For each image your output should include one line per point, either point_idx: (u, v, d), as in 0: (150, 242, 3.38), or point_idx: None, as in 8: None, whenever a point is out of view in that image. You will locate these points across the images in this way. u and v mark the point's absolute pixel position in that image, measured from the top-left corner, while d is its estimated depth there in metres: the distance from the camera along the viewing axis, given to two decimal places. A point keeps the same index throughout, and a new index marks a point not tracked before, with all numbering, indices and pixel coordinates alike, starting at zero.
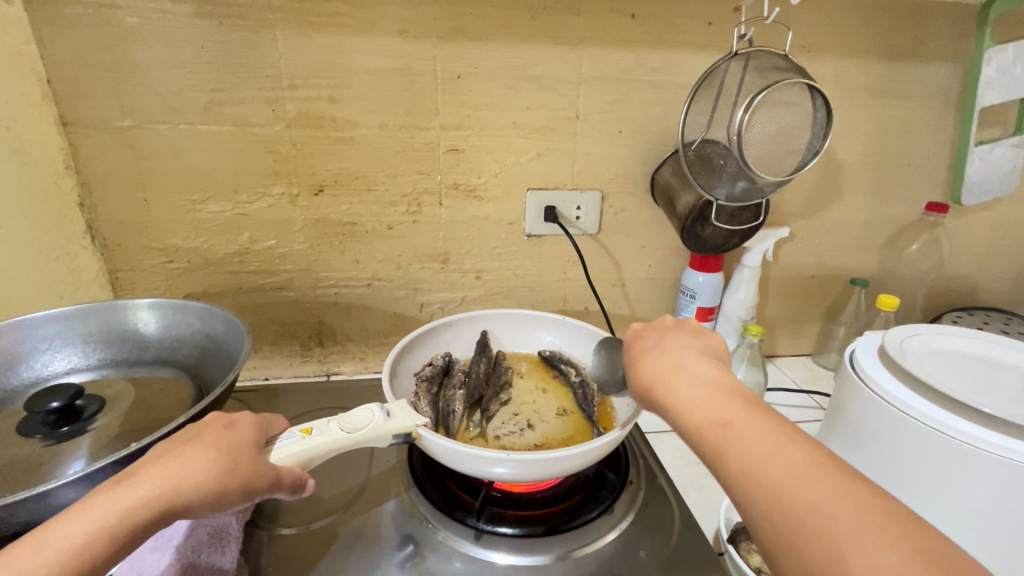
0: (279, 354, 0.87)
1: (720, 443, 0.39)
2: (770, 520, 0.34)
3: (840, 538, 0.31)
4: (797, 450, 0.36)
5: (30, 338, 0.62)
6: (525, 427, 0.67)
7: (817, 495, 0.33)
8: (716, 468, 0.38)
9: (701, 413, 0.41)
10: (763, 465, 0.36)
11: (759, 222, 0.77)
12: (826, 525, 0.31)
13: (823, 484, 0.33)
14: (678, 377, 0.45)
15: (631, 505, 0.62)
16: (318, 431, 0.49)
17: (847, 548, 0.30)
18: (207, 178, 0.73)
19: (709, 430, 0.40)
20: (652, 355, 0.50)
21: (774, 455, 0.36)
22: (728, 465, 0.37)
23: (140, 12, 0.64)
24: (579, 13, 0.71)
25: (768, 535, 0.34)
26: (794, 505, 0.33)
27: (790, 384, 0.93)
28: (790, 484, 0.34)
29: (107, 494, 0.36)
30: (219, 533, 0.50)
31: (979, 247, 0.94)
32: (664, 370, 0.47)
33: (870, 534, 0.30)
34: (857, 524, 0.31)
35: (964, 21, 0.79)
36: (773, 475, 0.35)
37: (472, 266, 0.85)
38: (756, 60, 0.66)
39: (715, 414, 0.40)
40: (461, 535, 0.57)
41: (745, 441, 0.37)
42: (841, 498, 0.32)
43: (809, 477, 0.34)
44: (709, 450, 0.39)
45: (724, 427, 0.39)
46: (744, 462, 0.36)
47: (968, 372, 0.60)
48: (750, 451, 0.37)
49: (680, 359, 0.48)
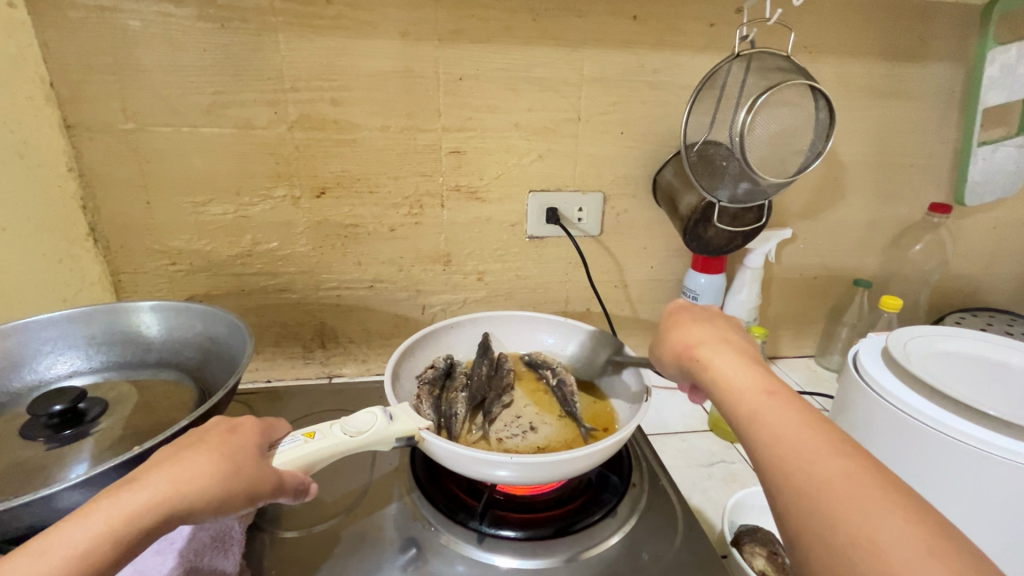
0: (282, 356, 0.87)
1: (759, 406, 0.39)
2: (798, 479, 0.34)
3: (869, 505, 0.31)
4: (835, 427, 0.36)
5: (33, 341, 0.62)
6: (528, 429, 0.67)
7: (847, 464, 0.33)
8: (746, 429, 0.39)
9: (744, 379, 0.42)
10: (800, 433, 0.36)
11: (762, 223, 0.76)
12: (858, 490, 0.32)
13: (858, 460, 0.34)
14: (721, 347, 0.46)
15: (634, 508, 0.62)
16: (320, 435, 0.49)
17: (874, 514, 0.30)
18: (209, 180, 0.73)
19: (750, 395, 0.40)
20: (698, 325, 0.50)
21: (809, 424, 0.37)
22: (763, 426, 0.38)
23: (142, 15, 0.64)
24: (580, 15, 0.71)
25: (790, 492, 0.34)
26: (827, 469, 0.33)
27: (793, 386, 0.92)
28: (826, 453, 0.34)
29: (110, 498, 0.36)
30: (222, 537, 0.50)
31: (983, 247, 0.94)
32: (709, 339, 0.48)
33: (898, 508, 0.30)
34: (887, 498, 0.31)
35: (967, 21, 0.78)
36: (809, 441, 0.35)
37: (474, 268, 0.85)
38: (759, 61, 0.66)
39: (757, 383, 0.41)
40: (464, 539, 0.57)
41: (787, 410, 0.38)
42: (872, 475, 0.33)
43: (844, 451, 0.34)
44: (744, 411, 0.40)
45: (765, 394, 0.40)
46: (783, 426, 0.37)
47: (973, 373, 0.60)
48: (791, 419, 0.37)
49: (724, 334, 0.48)
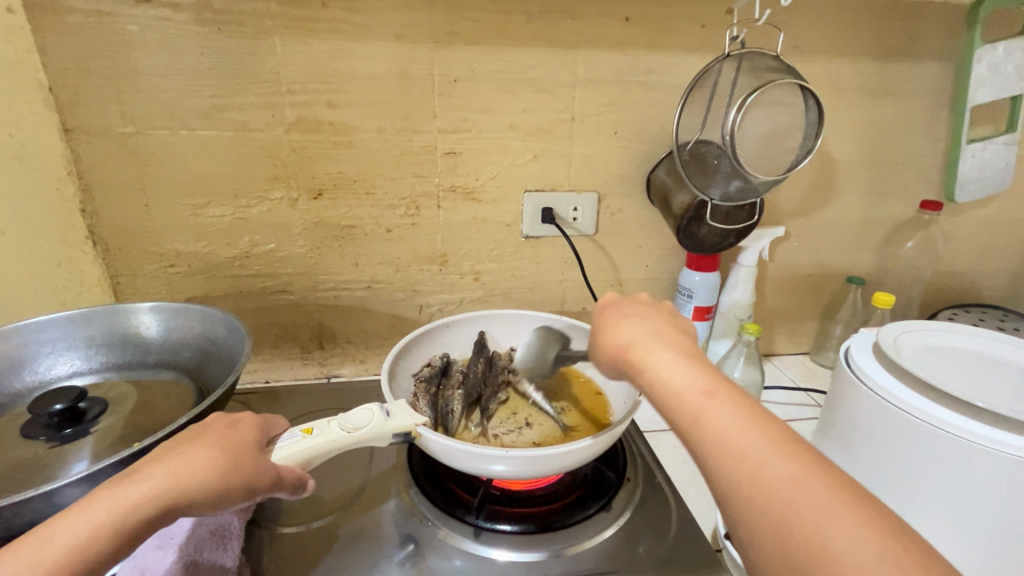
0: (280, 357, 0.87)
1: (703, 413, 0.38)
2: (753, 497, 0.34)
3: (828, 522, 0.31)
4: (777, 430, 0.36)
5: (33, 341, 0.63)
6: (523, 425, 0.68)
7: (800, 474, 0.34)
8: (692, 438, 0.38)
9: (683, 382, 0.40)
10: (748, 440, 0.35)
11: (754, 220, 0.77)
12: (814, 506, 0.32)
13: (808, 467, 0.34)
14: (656, 343, 0.44)
15: (629, 502, 0.62)
16: (318, 430, 0.50)
17: (835, 531, 0.31)
18: (207, 182, 0.74)
19: (692, 401, 0.39)
20: (630, 321, 0.48)
21: (753, 431, 0.36)
22: (710, 437, 0.37)
23: (140, 20, 0.65)
24: (573, 17, 0.72)
25: (748, 511, 0.34)
26: (782, 485, 0.33)
27: (788, 383, 0.93)
28: (778, 465, 0.34)
29: (113, 489, 0.37)
30: (221, 532, 0.51)
31: (974, 244, 0.95)
32: (641, 336, 0.46)
33: (854, 522, 0.31)
34: (844, 511, 0.32)
35: (954, 20, 0.79)
36: (758, 453, 0.35)
37: (471, 268, 0.86)
38: (749, 61, 0.67)
39: (697, 385, 0.40)
40: (460, 533, 0.58)
41: (728, 415, 0.37)
42: (827, 484, 0.33)
43: (795, 457, 0.35)
44: (688, 420, 0.38)
45: (706, 397, 0.39)
46: (728, 436, 0.36)
47: (963, 367, 0.61)
48: (738, 427, 0.36)
49: (657, 328, 0.47)
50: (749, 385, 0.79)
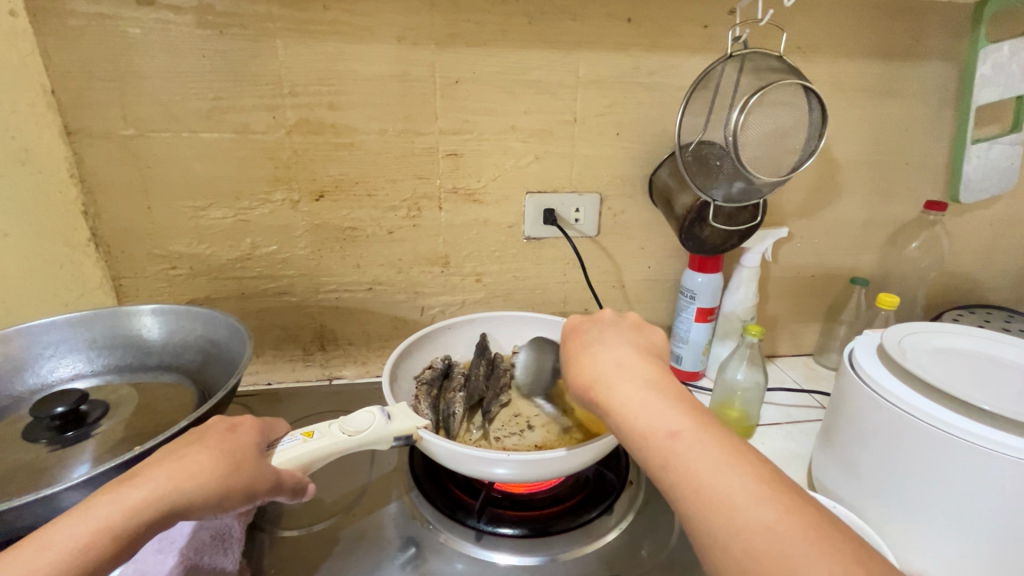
0: (282, 359, 0.87)
1: (668, 453, 0.38)
2: (722, 539, 0.34)
3: (799, 562, 0.31)
4: (744, 466, 0.37)
5: (35, 344, 0.63)
6: (525, 428, 0.68)
7: (769, 515, 0.34)
8: (661, 479, 0.39)
9: (646, 422, 0.41)
10: (717, 482, 0.36)
11: (757, 222, 0.76)
12: (785, 550, 0.32)
13: (776, 505, 0.34)
14: (620, 377, 0.44)
15: (631, 505, 0.62)
16: (319, 434, 0.49)
17: (805, 571, 0.31)
18: (209, 185, 0.74)
19: (657, 441, 0.39)
20: (593, 351, 0.48)
21: (719, 471, 0.36)
22: (677, 478, 0.37)
23: (142, 23, 0.65)
24: (576, 18, 0.72)
25: (719, 553, 0.34)
26: (748, 525, 0.34)
27: (792, 384, 0.93)
28: (743, 504, 0.35)
29: (113, 493, 0.37)
30: (222, 535, 0.50)
31: (979, 244, 0.94)
32: (605, 369, 0.46)
33: (822, 560, 0.31)
34: (811, 548, 0.32)
35: (959, 20, 0.79)
36: (722, 491, 0.35)
37: (473, 269, 0.86)
38: (752, 61, 0.67)
39: (662, 425, 0.40)
40: (462, 537, 0.57)
41: (694, 456, 0.38)
42: (795, 520, 0.33)
43: (762, 495, 0.35)
44: (655, 462, 0.39)
45: (671, 438, 0.39)
46: (696, 480, 0.36)
47: (968, 369, 0.60)
48: (703, 467, 0.37)
49: (622, 357, 0.47)
50: (751, 388, 0.78)
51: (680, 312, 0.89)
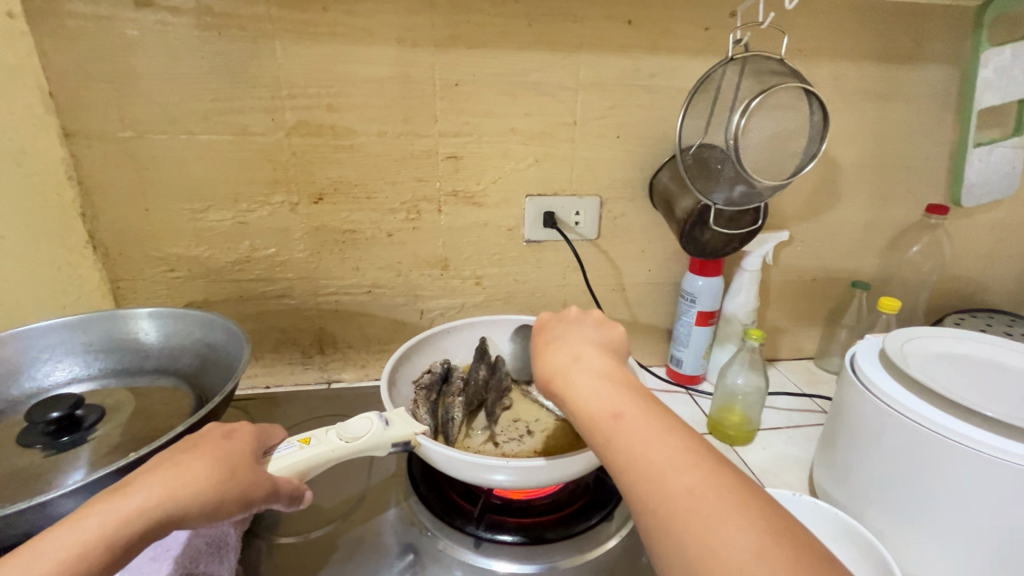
0: (281, 362, 0.87)
1: (610, 432, 0.39)
2: (649, 502, 0.35)
3: (713, 517, 0.32)
4: (679, 442, 0.37)
5: (31, 348, 0.62)
6: (525, 433, 0.67)
7: (692, 481, 0.35)
8: (603, 457, 0.39)
9: (594, 403, 0.42)
10: (651, 454, 0.37)
11: (758, 225, 0.76)
12: (702, 511, 0.33)
13: (701, 473, 0.35)
14: (576, 366, 0.46)
15: (632, 512, 0.62)
16: (316, 440, 0.49)
17: (717, 526, 0.32)
18: (207, 187, 0.73)
19: (601, 422, 0.40)
20: (556, 346, 0.49)
21: (655, 444, 0.37)
22: (617, 453, 0.38)
23: (140, 24, 0.65)
24: (576, 20, 0.72)
25: (645, 516, 0.35)
26: (672, 489, 0.35)
27: (793, 388, 0.92)
28: (671, 469, 0.36)
29: (105, 504, 0.36)
30: (218, 543, 0.50)
31: (981, 247, 0.94)
32: (564, 361, 0.47)
33: (734, 516, 0.32)
34: (726, 506, 0.33)
35: (961, 23, 0.79)
36: (655, 460, 0.36)
37: (472, 272, 0.85)
38: (753, 65, 0.67)
39: (608, 406, 0.41)
40: (461, 544, 0.57)
41: (635, 432, 0.38)
42: (716, 483, 0.34)
43: (690, 466, 0.36)
44: (599, 441, 0.40)
45: (614, 417, 0.40)
46: (633, 454, 0.37)
47: (969, 374, 0.60)
48: (639, 440, 0.38)
49: (580, 349, 0.48)
50: (752, 392, 0.78)
51: (681, 315, 0.88)
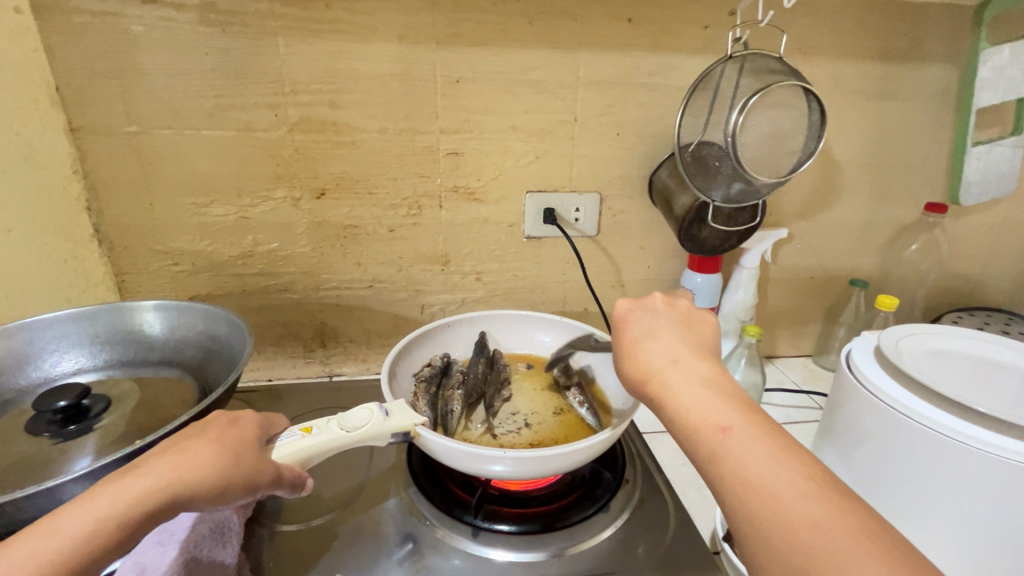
0: (283, 355, 0.88)
1: (720, 447, 0.39)
2: (767, 529, 0.34)
3: (845, 553, 0.32)
4: (794, 462, 0.37)
5: (38, 339, 0.63)
6: (523, 425, 0.68)
7: (813, 509, 0.34)
8: (711, 472, 0.39)
9: (700, 415, 0.41)
10: (769, 475, 0.36)
11: (756, 223, 0.76)
12: (826, 542, 0.32)
13: (820, 499, 0.35)
14: (675, 374, 0.45)
15: (627, 503, 0.62)
16: (317, 429, 0.50)
17: (848, 560, 0.31)
18: (212, 182, 0.74)
19: (707, 434, 0.40)
20: (647, 346, 0.48)
21: (769, 464, 0.37)
22: (729, 472, 0.38)
23: (146, 21, 0.65)
24: (576, 19, 0.72)
25: (760, 540, 0.35)
26: (792, 516, 0.34)
27: (790, 385, 0.93)
28: (791, 496, 0.35)
29: (115, 484, 0.37)
30: (221, 529, 0.51)
31: (979, 246, 0.94)
32: (660, 364, 0.46)
33: (864, 548, 0.32)
34: (857, 540, 0.32)
35: (960, 22, 0.79)
36: (771, 482, 0.36)
37: (472, 268, 0.86)
38: (751, 63, 0.67)
39: (715, 419, 0.40)
40: (459, 533, 0.58)
41: (747, 449, 0.38)
42: (837, 512, 0.34)
43: (806, 490, 0.35)
44: (705, 454, 0.40)
45: (723, 431, 0.39)
46: (747, 473, 0.37)
47: (963, 371, 0.61)
48: (754, 460, 0.37)
49: (675, 354, 0.47)
50: (749, 388, 0.78)
51: None
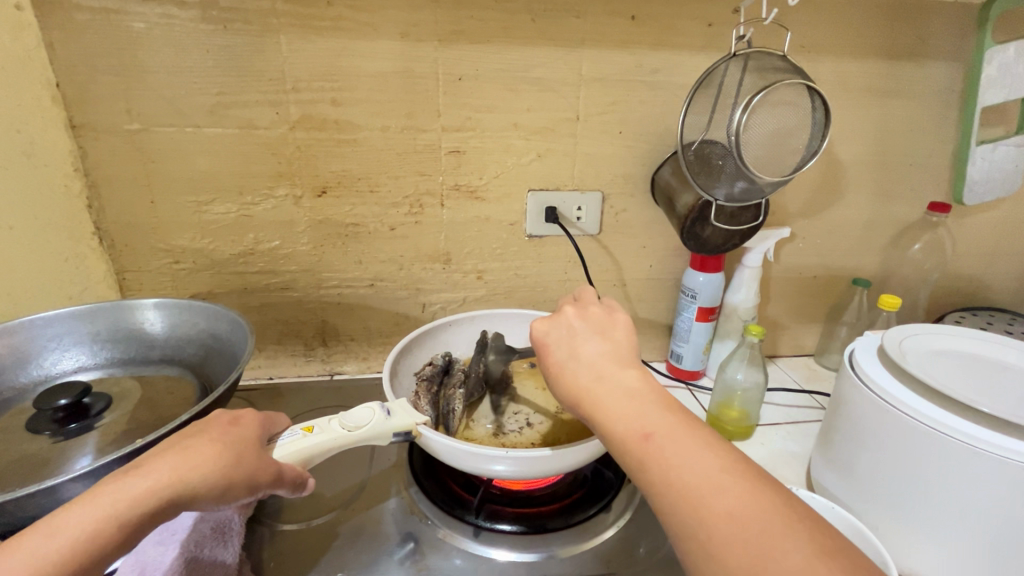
0: (283, 353, 0.87)
1: (644, 455, 0.38)
2: (693, 532, 0.34)
3: (764, 544, 0.32)
4: (712, 459, 0.37)
5: (39, 337, 0.63)
6: (525, 425, 0.68)
7: (733, 504, 0.34)
8: (641, 480, 0.38)
9: (623, 426, 0.40)
10: (691, 476, 0.36)
11: (759, 221, 0.76)
12: (748, 538, 0.32)
13: (740, 493, 0.34)
14: (598, 386, 0.43)
15: (630, 503, 0.62)
16: (319, 429, 0.50)
17: (770, 555, 0.31)
18: (213, 179, 0.74)
19: (632, 444, 0.39)
20: (568, 360, 0.46)
21: (691, 463, 0.36)
22: (655, 478, 0.37)
23: (147, 17, 0.65)
24: (579, 15, 0.72)
25: (690, 543, 0.34)
26: (714, 513, 0.34)
27: (792, 385, 0.93)
28: (713, 493, 0.35)
29: (117, 483, 0.37)
30: (222, 528, 0.51)
31: (983, 245, 0.94)
32: (582, 376, 0.44)
33: (787, 539, 0.32)
34: (774, 530, 0.32)
35: (966, 20, 0.79)
36: (693, 482, 0.35)
37: (474, 266, 0.86)
38: (756, 61, 0.67)
39: (637, 426, 0.40)
40: (460, 533, 0.58)
41: (668, 454, 0.37)
42: (757, 503, 0.34)
43: (727, 484, 0.35)
44: (633, 465, 0.39)
45: (646, 440, 0.38)
46: (671, 478, 0.36)
47: (966, 372, 0.60)
48: (678, 464, 0.37)
49: (595, 363, 0.45)
50: (751, 388, 0.78)
51: (680, 311, 0.88)
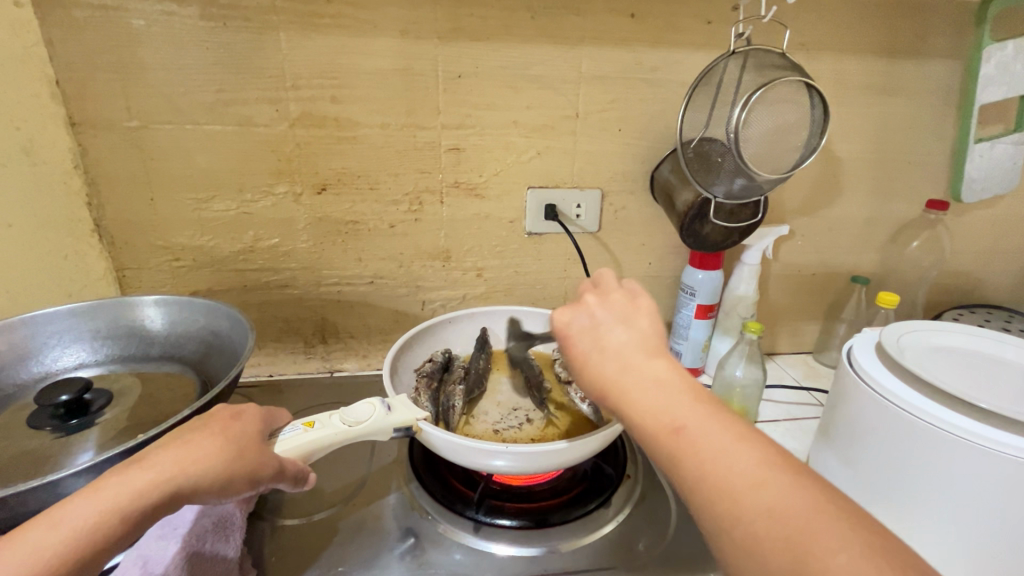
0: (283, 351, 0.88)
1: (676, 450, 0.38)
2: (729, 528, 0.34)
3: (802, 537, 0.32)
4: (744, 452, 0.37)
5: (40, 333, 0.63)
6: (524, 421, 0.68)
7: (769, 499, 0.34)
8: (672, 474, 0.38)
9: (654, 421, 0.40)
10: (725, 470, 0.36)
11: (758, 218, 0.76)
12: (786, 533, 0.32)
13: (776, 487, 0.34)
14: (626, 379, 0.42)
15: (629, 498, 0.63)
16: (320, 424, 0.50)
17: (810, 548, 0.31)
18: (213, 176, 0.74)
19: (663, 438, 0.39)
20: (594, 352, 0.45)
21: (722, 457, 0.36)
22: (688, 473, 0.37)
23: (147, 14, 0.65)
24: (578, 13, 0.72)
25: (726, 539, 0.34)
26: (749, 509, 0.34)
27: (791, 382, 0.93)
28: (748, 488, 0.35)
29: (119, 476, 0.37)
30: (224, 523, 0.51)
31: (980, 242, 0.94)
32: (609, 369, 0.44)
33: (826, 532, 0.32)
34: (814, 523, 0.32)
35: (964, 19, 0.79)
36: (728, 477, 0.35)
37: (473, 264, 0.86)
38: (755, 58, 0.67)
39: (668, 420, 0.39)
40: (461, 528, 0.58)
41: (701, 448, 0.37)
42: (793, 497, 0.34)
43: (762, 478, 0.35)
44: (664, 460, 0.39)
45: (678, 435, 0.38)
46: (705, 473, 0.36)
47: (965, 368, 0.60)
48: (711, 457, 0.37)
49: (622, 355, 0.44)
50: (750, 384, 0.78)
51: (680, 308, 0.89)
